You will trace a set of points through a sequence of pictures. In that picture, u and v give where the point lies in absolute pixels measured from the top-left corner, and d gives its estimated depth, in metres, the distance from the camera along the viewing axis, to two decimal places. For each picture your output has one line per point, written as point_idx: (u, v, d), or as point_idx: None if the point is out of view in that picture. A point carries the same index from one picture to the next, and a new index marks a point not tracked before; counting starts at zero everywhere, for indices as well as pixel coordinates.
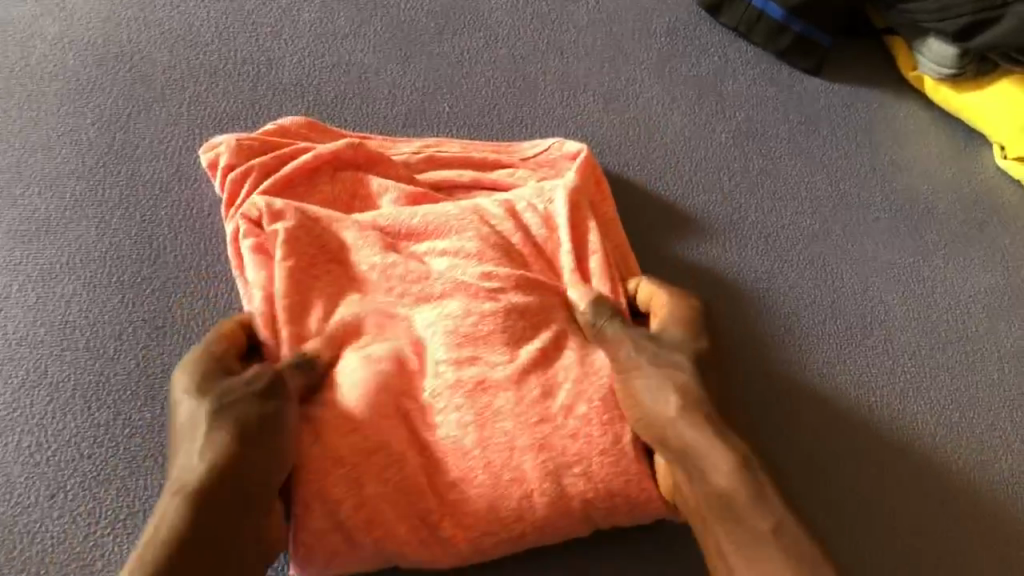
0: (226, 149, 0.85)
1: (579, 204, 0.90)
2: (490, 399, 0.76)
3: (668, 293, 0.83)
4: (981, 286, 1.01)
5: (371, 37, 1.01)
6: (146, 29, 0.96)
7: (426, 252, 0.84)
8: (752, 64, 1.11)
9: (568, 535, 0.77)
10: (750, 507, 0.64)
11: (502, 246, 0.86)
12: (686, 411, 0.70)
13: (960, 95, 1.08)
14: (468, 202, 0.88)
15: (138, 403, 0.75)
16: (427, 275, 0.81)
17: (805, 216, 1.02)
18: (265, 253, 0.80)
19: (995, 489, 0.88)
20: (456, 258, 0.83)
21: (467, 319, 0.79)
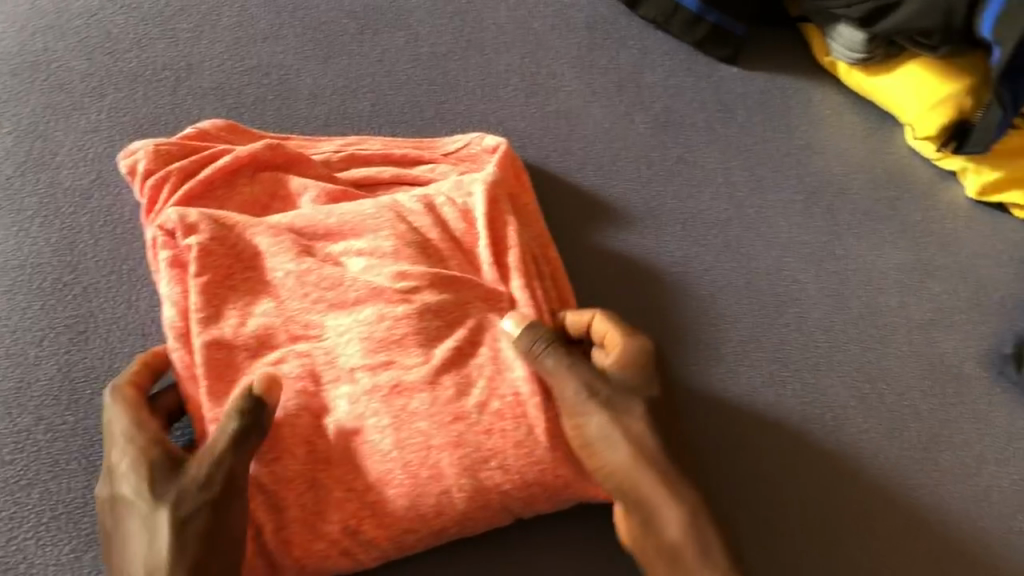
0: (144, 154, 0.84)
1: (498, 199, 0.89)
2: (406, 401, 0.76)
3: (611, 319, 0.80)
4: (894, 263, 1.00)
5: (290, 39, 1.03)
6: (64, 38, 0.99)
7: (342, 252, 0.83)
8: (670, 55, 1.13)
9: (489, 527, 0.77)
10: (698, 564, 0.69)
11: (418, 243, 0.85)
12: (639, 462, 0.71)
13: (870, 78, 1.11)
14: (387, 198, 0.87)
15: (60, 409, 0.77)
16: (341, 280, 0.80)
17: (722, 202, 1.02)
18: (182, 265, 0.80)
19: (914, 468, 0.87)
20: (372, 258, 0.83)
21: (382, 323, 0.79)
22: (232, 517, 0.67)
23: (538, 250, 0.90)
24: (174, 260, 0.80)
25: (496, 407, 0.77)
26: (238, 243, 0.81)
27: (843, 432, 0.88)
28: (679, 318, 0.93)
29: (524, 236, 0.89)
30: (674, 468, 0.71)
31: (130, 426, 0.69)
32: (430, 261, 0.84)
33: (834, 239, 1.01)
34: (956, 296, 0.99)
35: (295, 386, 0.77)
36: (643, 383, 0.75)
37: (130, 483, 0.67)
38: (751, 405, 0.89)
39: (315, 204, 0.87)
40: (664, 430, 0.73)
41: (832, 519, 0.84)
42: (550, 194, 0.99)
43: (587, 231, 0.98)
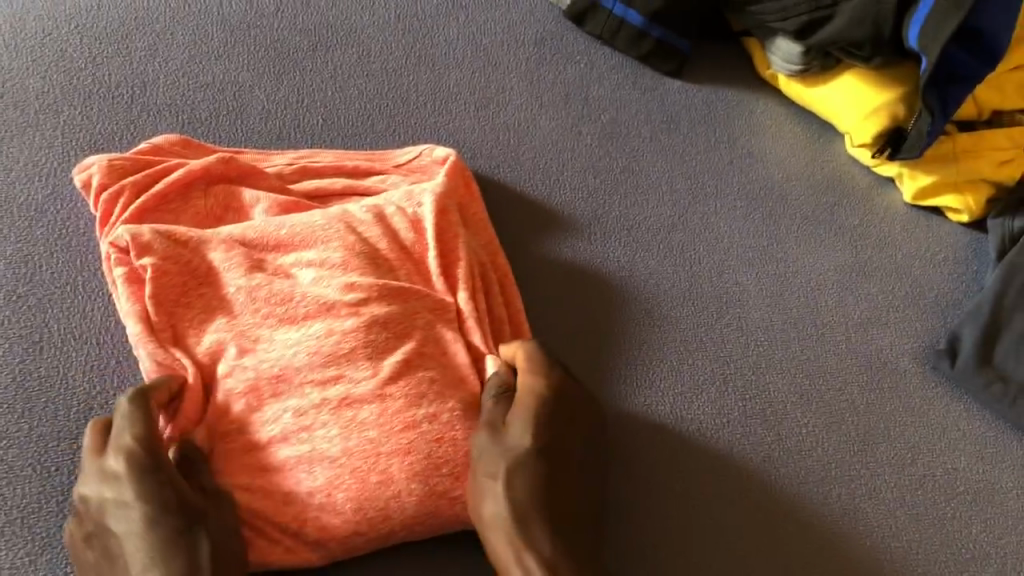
0: (96, 170, 0.87)
1: (446, 210, 0.92)
2: (355, 413, 0.78)
3: (524, 363, 0.81)
4: (832, 264, 1.04)
5: (244, 56, 1.06)
6: (19, 56, 1.00)
7: (292, 264, 0.85)
8: (616, 69, 1.17)
9: (439, 531, 0.79)
10: None
11: (368, 254, 0.87)
12: (493, 520, 0.73)
13: (808, 89, 1.15)
14: (337, 210, 0.89)
15: (15, 416, 0.79)
16: (291, 295, 0.82)
17: (666, 208, 1.05)
18: (138, 281, 0.82)
19: (851, 457, 0.90)
20: (322, 270, 0.85)
21: (330, 337, 0.81)
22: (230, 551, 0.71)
23: (487, 262, 0.93)
24: (129, 276, 0.83)
25: (447, 417, 0.80)
26: (193, 259, 0.84)
27: (783, 427, 0.91)
28: (611, 321, 0.95)
29: (472, 248, 0.92)
30: (521, 527, 0.72)
31: (151, 447, 0.71)
32: (378, 274, 0.86)
33: (775, 241, 1.05)
34: (892, 296, 1.03)
35: (244, 403, 0.78)
36: (512, 440, 0.76)
37: (151, 502, 0.68)
38: (694, 401, 0.91)
39: (266, 214, 0.89)
40: (524, 483, 0.73)
41: (776, 511, 0.86)
42: (499, 202, 1.02)
43: (536, 237, 1.00)
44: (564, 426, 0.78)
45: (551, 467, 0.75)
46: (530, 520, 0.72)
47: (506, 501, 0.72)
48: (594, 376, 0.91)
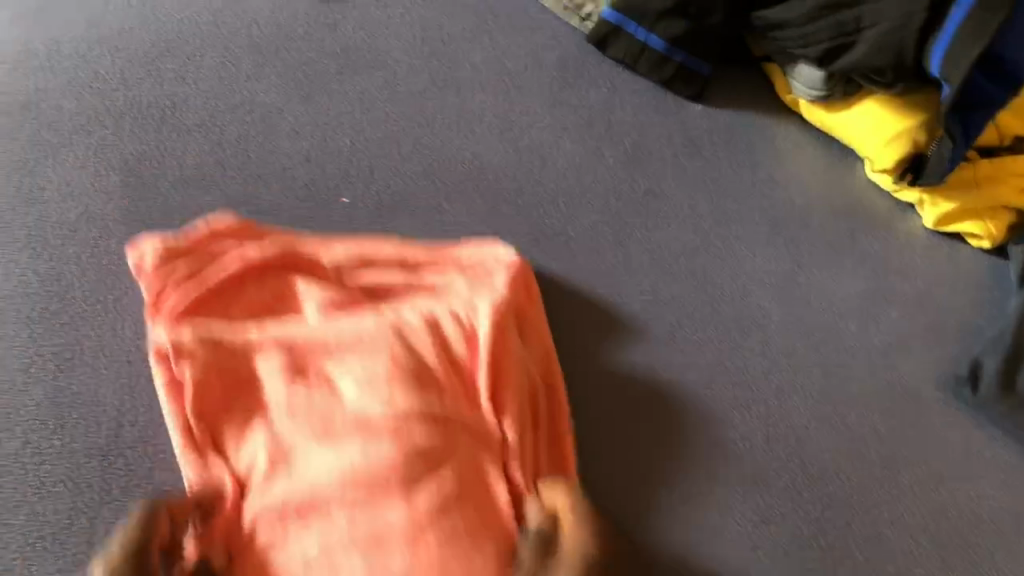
0: (150, 257, 0.85)
1: (502, 324, 0.88)
2: (385, 552, 0.76)
3: (572, 510, 0.79)
4: (854, 289, 1.04)
5: (273, 79, 1.07)
6: (52, 77, 1.02)
7: (337, 377, 0.84)
8: (639, 94, 1.18)
9: None
10: None
11: (414, 372, 0.84)
12: None
13: (830, 114, 1.16)
14: (388, 314, 0.87)
15: (47, 432, 0.80)
16: (332, 415, 0.81)
17: (688, 231, 1.06)
18: (178, 387, 0.82)
19: (871, 486, 0.91)
20: (365, 388, 0.83)
21: (365, 462, 0.79)
22: None
23: (540, 381, 0.89)
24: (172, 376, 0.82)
25: (480, 563, 0.77)
26: (240, 363, 0.84)
27: (805, 453, 0.92)
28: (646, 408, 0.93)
29: (524, 365, 0.88)
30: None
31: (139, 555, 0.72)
32: (423, 394, 0.83)
33: (796, 266, 1.05)
34: (914, 322, 1.03)
35: (275, 535, 0.77)
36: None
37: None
38: (717, 426, 0.92)
39: (318, 314, 0.87)
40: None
41: (800, 536, 0.88)
42: (523, 226, 1.03)
43: (559, 260, 1.01)
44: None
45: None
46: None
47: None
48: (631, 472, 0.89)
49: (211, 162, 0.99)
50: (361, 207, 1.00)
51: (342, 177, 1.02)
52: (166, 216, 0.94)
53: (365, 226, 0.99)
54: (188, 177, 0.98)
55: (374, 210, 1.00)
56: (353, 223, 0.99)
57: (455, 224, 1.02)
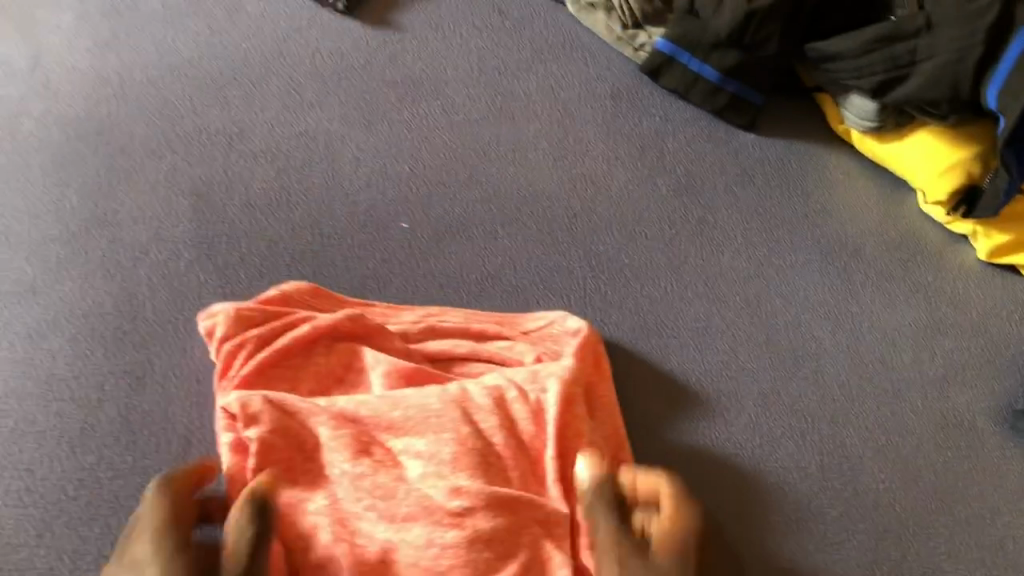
0: (222, 322, 0.84)
1: (571, 397, 0.85)
2: None
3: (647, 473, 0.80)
4: (907, 320, 1.05)
5: (335, 107, 1.10)
6: (125, 104, 1.06)
7: (401, 452, 0.81)
8: (691, 123, 1.20)
9: None
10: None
11: (480, 452, 0.81)
12: None
13: (882, 144, 1.17)
14: (453, 389, 0.84)
15: (121, 448, 0.82)
16: (395, 490, 0.79)
17: (741, 260, 1.07)
18: (241, 452, 0.80)
19: (925, 517, 0.91)
20: (431, 465, 0.80)
21: (430, 549, 0.77)
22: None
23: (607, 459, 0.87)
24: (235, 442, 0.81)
25: None
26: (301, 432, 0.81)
27: (861, 483, 0.92)
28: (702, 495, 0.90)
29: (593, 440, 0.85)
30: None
31: (172, 504, 0.73)
32: (488, 478, 0.80)
33: (849, 296, 1.06)
34: (968, 353, 1.03)
35: None
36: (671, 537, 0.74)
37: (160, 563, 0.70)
38: (772, 453, 0.93)
39: (384, 382, 0.86)
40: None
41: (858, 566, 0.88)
42: (578, 252, 1.04)
43: (613, 287, 1.02)
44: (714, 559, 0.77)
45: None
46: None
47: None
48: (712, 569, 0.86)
49: (276, 188, 1.02)
50: (420, 232, 1.02)
51: (402, 203, 1.04)
52: (233, 239, 0.97)
53: (424, 251, 1.01)
54: (255, 202, 1.01)
55: (432, 235, 1.03)
56: (412, 248, 1.01)
57: (512, 249, 1.03)
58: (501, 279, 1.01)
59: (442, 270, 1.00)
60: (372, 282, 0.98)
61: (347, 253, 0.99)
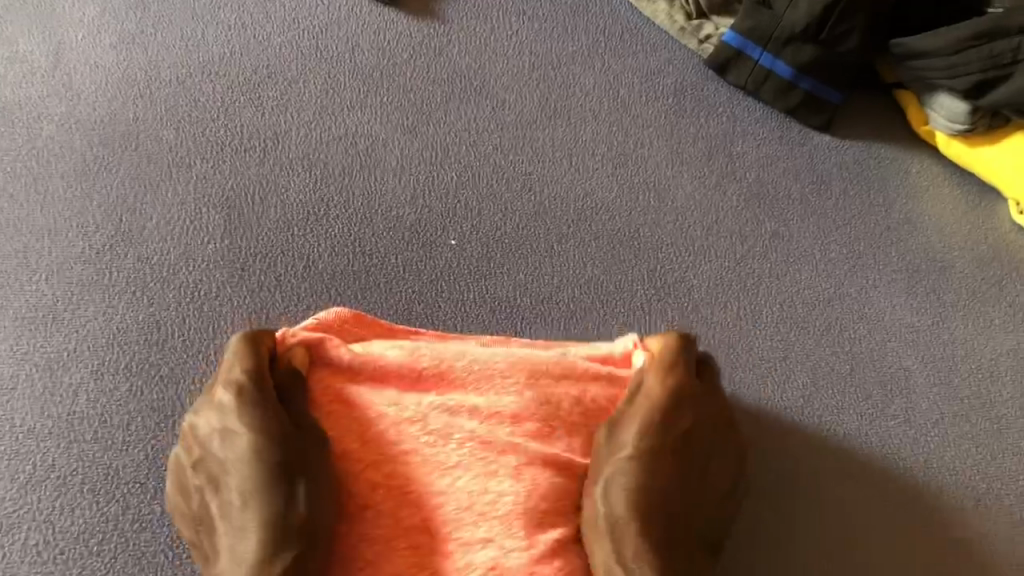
0: None
1: None
2: None
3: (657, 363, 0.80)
4: (1003, 348, 0.95)
5: (376, 107, 1.02)
6: (152, 106, 0.98)
7: (456, 403, 0.68)
8: (761, 123, 1.10)
9: None
10: (616, 471, 0.67)
11: (546, 404, 0.70)
12: (593, 471, 0.68)
13: (972, 149, 1.06)
14: (523, 350, 0.73)
15: (148, 496, 0.75)
16: (446, 434, 0.67)
17: (820, 280, 0.98)
18: None
19: None
20: (487, 419, 0.68)
21: (483, 497, 0.65)
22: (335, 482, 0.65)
23: None
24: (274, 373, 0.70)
25: None
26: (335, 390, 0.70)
27: (956, 540, 0.83)
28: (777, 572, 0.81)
29: None
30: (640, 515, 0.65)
31: (256, 363, 0.68)
32: (550, 439, 0.69)
33: (940, 320, 0.96)
34: None
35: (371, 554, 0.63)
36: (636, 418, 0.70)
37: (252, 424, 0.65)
38: (861, 504, 0.84)
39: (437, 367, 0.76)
40: (648, 473, 0.67)
41: None
42: (642, 270, 0.96)
43: (680, 312, 0.94)
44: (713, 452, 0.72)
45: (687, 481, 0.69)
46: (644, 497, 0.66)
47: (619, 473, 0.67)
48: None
49: (315, 200, 0.94)
50: (469, 249, 0.94)
51: (449, 215, 0.96)
52: (269, 257, 0.90)
53: (474, 270, 0.93)
54: (291, 216, 0.93)
55: (483, 252, 0.94)
56: (461, 266, 0.93)
57: (568, 268, 0.95)
58: (558, 302, 0.93)
59: (495, 291, 0.92)
60: (419, 305, 0.90)
61: (391, 272, 0.91)
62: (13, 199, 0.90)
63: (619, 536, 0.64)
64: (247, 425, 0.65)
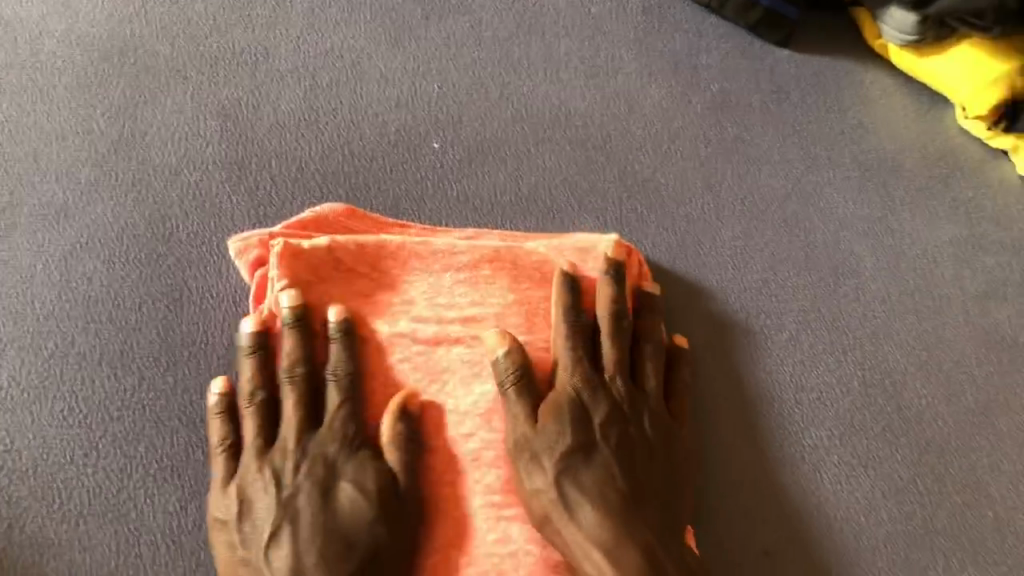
0: (255, 238, 0.85)
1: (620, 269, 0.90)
2: (482, 472, 0.80)
3: (571, 293, 0.84)
4: (947, 237, 1.03)
5: (361, 25, 1.07)
6: (148, 24, 1.03)
7: (445, 341, 0.84)
8: (724, 38, 1.16)
9: (602, 509, 0.76)
10: (546, 446, 0.78)
11: (526, 317, 0.86)
12: (535, 424, 0.79)
13: (920, 61, 1.13)
14: (500, 279, 0.87)
15: (162, 368, 0.82)
16: (438, 369, 0.83)
17: (779, 178, 1.05)
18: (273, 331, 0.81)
19: (961, 420, 0.90)
20: (470, 349, 0.84)
21: (465, 421, 0.82)
22: (340, 405, 0.79)
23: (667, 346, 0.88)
24: (351, 382, 0.79)
25: (590, 475, 0.77)
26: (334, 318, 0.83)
27: (902, 399, 0.90)
28: (740, 414, 0.88)
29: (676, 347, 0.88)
30: (606, 530, 0.75)
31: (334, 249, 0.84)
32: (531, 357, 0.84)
33: (890, 214, 1.04)
34: (1010, 269, 1.01)
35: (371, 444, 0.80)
36: (548, 409, 0.80)
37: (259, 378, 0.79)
38: (813, 370, 0.91)
39: (421, 279, 0.86)
40: (584, 481, 0.77)
41: (898, 482, 0.86)
42: (613, 170, 1.03)
43: (650, 206, 1.00)
44: (637, 399, 0.82)
45: (620, 471, 0.78)
46: (597, 501, 0.76)
47: (562, 493, 0.76)
48: (767, 503, 0.84)
49: (305, 108, 1.00)
50: (452, 153, 1.01)
51: (432, 122, 1.02)
52: (265, 160, 0.96)
53: (457, 170, 0.99)
54: (285, 122, 0.99)
55: (464, 154, 1.01)
56: (445, 167, 0.99)
57: (545, 169, 1.01)
58: (536, 200, 0.99)
59: (477, 190, 0.99)
60: (405, 202, 0.97)
61: (380, 173, 0.98)
62: (19, 108, 0.95)
63: (582, 497, 0.76)
64: (255, 369, 0.79)
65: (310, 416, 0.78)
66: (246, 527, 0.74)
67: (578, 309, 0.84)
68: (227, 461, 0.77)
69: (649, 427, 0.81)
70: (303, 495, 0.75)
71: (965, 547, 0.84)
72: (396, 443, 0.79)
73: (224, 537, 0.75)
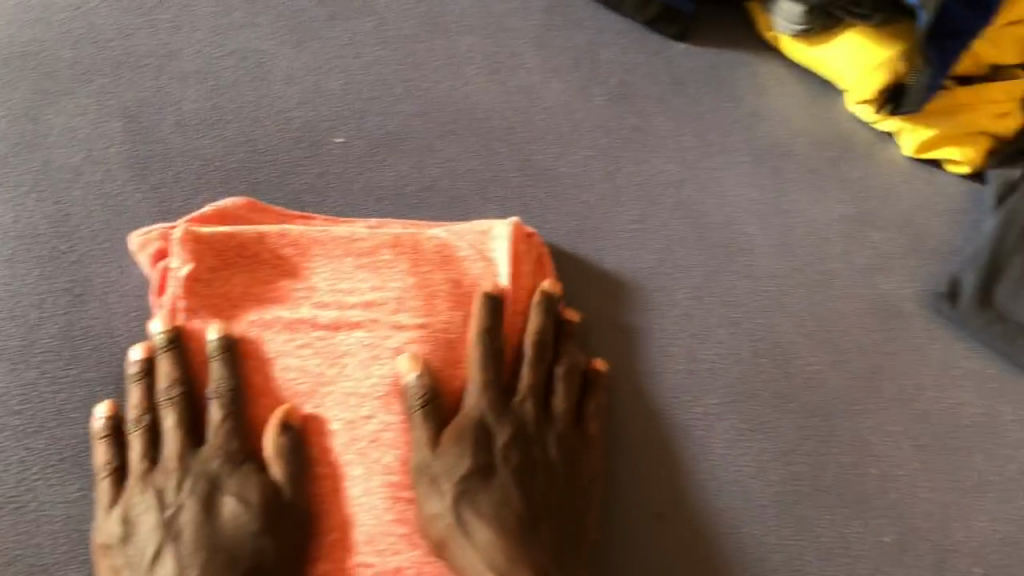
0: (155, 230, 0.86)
1: (520, 255, 0.92)
2: (380, 454, 0.83)
3: (491, 315, 0.87)
4: (835, 216, 1.07)
5: (265, 26, 1.09)
6: (50, 29, 1.04)
7: (346, 325, 0.86)
8: (621, 34, 1.17)
9: (495, 530, 0.79)
10: (446, 470, 0.81)
11: (425, 298, 0.88)
12: (435, 449, 0.82)
13: (808, 50, 1.14)
14: (400, 263, 0.89)
15: (63, 362, 0.84)
16: (339, 352, 0.85)
17: (675, 163, 1.08)
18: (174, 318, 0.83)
19: (849, 383, 0.95)
20: (370, 331, 0.86)
21: (364, 405, 0.84)
22: (219, 421, 0.80)
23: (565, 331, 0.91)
24: (233, 397, 0.81)
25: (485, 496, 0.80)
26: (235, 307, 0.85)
27: (791, 366, 0.95)
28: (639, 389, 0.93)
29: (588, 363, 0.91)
30: (499, 554, 0.78)
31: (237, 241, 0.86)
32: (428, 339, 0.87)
33: (781, 194, 1.08)
34: (895, 244, 1.06)
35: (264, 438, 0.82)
36: (450, 434, 0.83)
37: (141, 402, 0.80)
38: (707, 342, 0.96)
39: (322, 266, 0.88)
40: (481, 504, 0.80)
41: (786, 440, 0.91)
42: (514, 159, 1.06)
43: (550, 193, 1.04)
44: (542, 423, 0.86)
45: (517, 492, 0.81)
46: (492, 523, 0.79)
47: (458, 515, 0.79)
48: (657, 472, 0.89)
49: (209, 108, 1.02)
50: (356, 147, 1.03)
51: (335, 118, 1.04)
52: (169, 158, 0.97)
53: (360, 162, 1.02)
54: (188, 122, 1.00)
55: (367, 148, 1.03)
56: (348, 160, 1.02)
57: (448, 160, 1.04)
58: (440, 190, 1.02)
59: (380, 182, 1.01)
60: (308, 195, 0.99)
61: (284, 168, 1.00)
62: None
63: (478, 521, 0.79)
64: (137, 395, 0.80)
65: (193, 436, 0.80)
66: (130, 549, 0.76)
67: (495, 330, 0.87)
68: (112, 485, 0.78)
69: (552, 449, 0.84)
70: (185, 513, 0.76)
71: (852, 503, 0.89)
72: (279, 452, 0.80)
73: (108, 562, 0.76)
